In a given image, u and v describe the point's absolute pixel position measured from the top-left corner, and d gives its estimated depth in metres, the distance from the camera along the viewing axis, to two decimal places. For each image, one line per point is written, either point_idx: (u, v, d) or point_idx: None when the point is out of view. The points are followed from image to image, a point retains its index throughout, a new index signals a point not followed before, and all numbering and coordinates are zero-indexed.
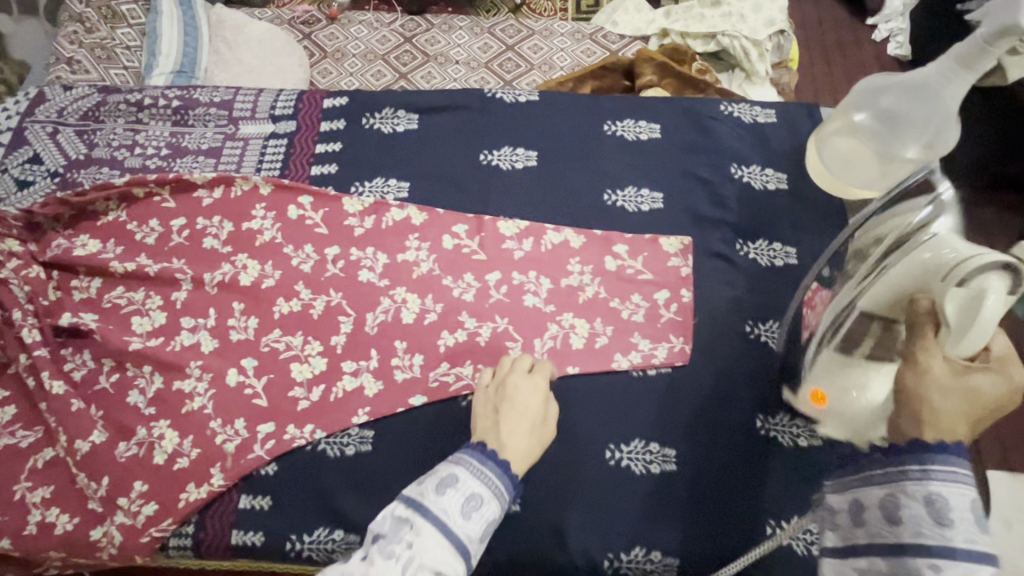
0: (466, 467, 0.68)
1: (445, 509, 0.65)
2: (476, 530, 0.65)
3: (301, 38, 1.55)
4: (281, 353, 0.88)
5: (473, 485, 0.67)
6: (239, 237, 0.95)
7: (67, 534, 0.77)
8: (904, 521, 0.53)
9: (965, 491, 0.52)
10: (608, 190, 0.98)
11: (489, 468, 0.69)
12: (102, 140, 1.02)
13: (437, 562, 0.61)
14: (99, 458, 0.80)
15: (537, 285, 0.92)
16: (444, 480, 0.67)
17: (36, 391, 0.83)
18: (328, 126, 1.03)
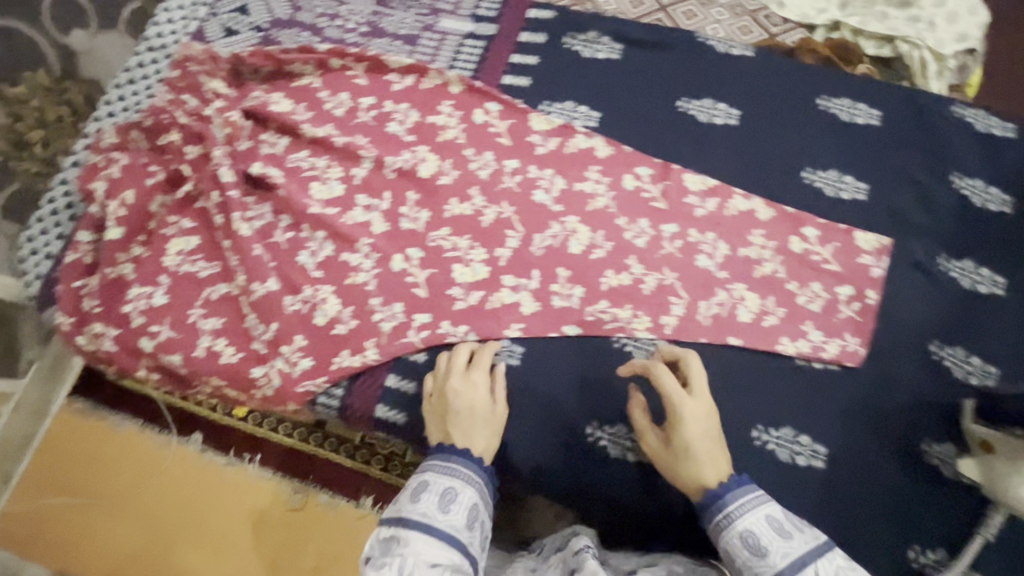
0: (435, 471, 0.68)
1: (424, 511, 0.63)
2: (463, 519, 0.64)
3: None
4: (445, 251, 0.88)
5: (446, 482, 0.66)
6: (422, 129, 0.95)
7: (231, 365, 0.82)
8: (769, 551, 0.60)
9: (757, 516, 0.63)
10: (808, 168, 0.91)
11: (462, 465, 0.69)
12: (307, 6, 1.03)
13: (434, 558, 0.60)
14: (271, 304, 0.84)
15: (713, 248, 0.87)
16: (416, 489, 0.66)
17: (221, 227, 0.87)
18: (528, 38, 0.99)
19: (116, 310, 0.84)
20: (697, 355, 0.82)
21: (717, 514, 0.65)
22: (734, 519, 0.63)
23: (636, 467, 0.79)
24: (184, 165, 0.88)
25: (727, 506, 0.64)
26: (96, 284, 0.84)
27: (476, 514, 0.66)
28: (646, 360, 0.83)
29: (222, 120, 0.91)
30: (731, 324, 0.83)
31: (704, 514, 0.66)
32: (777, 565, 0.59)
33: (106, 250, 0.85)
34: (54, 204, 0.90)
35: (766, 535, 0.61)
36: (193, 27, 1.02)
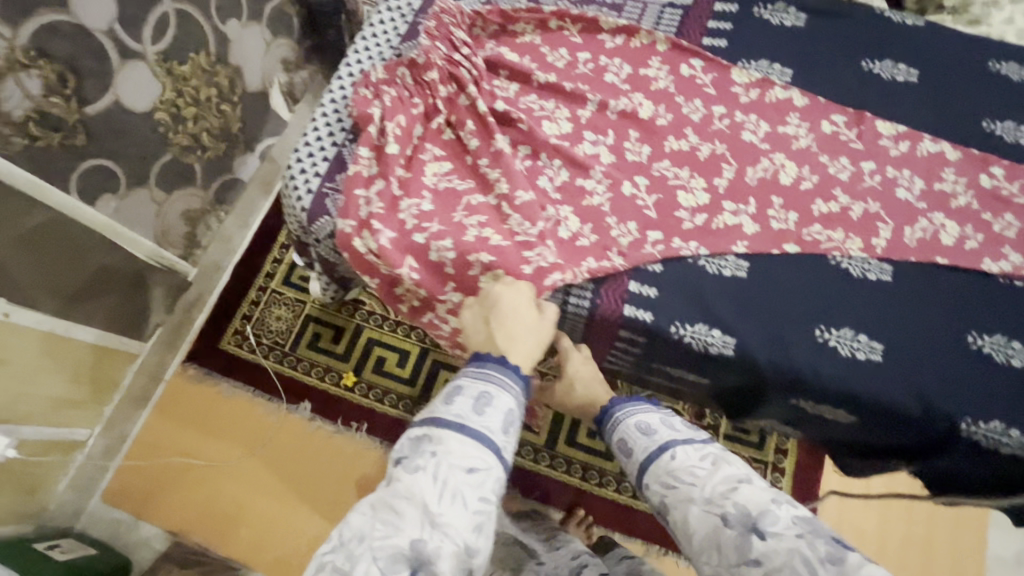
0: (473, 379, 0.74)
1: (461, 415, 0.69)
2: (497, 422, 0.71)
3: None
4: (669, 179, 0.99)
5: (476, 387, 0.73)
6: (636, 80, 1.07)
7: (499, 248, 0.90)
8: (637, 449, 0.81)
9: (633, 422, 0.84)
10: (987, 119, 1.03)
11: (504, 375, 0.76)
12: None
13: (467, 459, 0.66)
14: (529, 213, 0.93)
15: (911, 183, 0.98)
16: (452, 393, 0.72)
17: (475, 151, 0.98)
18: (722, 7, 1.13)
19: (393, 216, 0.93)
20: (905, 272, 0.92)
21: (609, 429, 0.87)
22: (617, 425, 0.86)
23: (866, 365, 0.87)
24: (439, 100, 1.00)
25: (613, 425, 0.86)
26: (374, 193, 0.93)
27: (509, 419, 0.72)
28: (862, 276, 0.92)
29: (469, 63, 1.03)
30: (936, 245, 0.93)
31: (606, 431, 0.89)
32: (642, 456, 0.79)
33: (381, 165, 0.95)
34: (318, 133, 1.02)
35: (634, 437, 0.82)
36: None
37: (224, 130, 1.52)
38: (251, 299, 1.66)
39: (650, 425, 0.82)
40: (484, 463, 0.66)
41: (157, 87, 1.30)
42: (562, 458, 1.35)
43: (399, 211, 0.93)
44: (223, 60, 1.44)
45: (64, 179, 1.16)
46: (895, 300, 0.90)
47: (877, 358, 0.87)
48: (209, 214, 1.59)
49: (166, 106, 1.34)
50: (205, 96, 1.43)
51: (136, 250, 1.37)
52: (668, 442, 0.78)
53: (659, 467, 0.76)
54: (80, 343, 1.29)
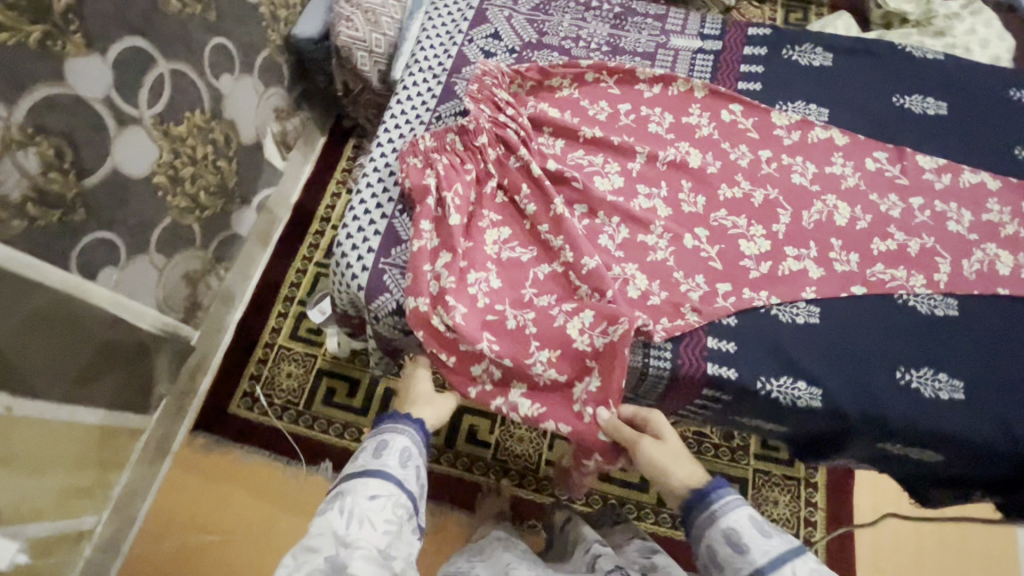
0: (388, 429, 0.78)
1: (387, 463, 0.73)
2: (396, 459, 0.74)
3: None
4: (728, 228, 0.99)
5: (405, 440, 0.77)
6: (679, 128, 1.07)
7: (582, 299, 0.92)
8: (749, 547, 0.67)
9: (741, 514, 0.70)
10: (1017, 147, 1.07)
11: (415, 431, 0.80)
12: (551, 30, 1.17)
13: (370, 490, 0.69)
14: (598, 276, 0.91)
15: (960, 216, 1.00)
16: (378, 445, 0.76)
17: (534, 215, 0.96)
18: (751, 50, 1.15)
19: (465, 291, 0.90)
20: (971, 305, 0.93)
21: (705, 511, 0.73)
22: (719, 515, 0.71)
23: (949, 404, 0.87)
24: (490, 164, 0.98)
25: (712, 506, 0.72)
26: (442, 267, 0.91)
27: (408, 455, 0.76)
28: (930, 312, 0.93)
29: (515, 124, 1.01)
30: (993, 275, 0.95)
31: (693, 514, 0.74)
32: (757, 561, 0.66)
33: (443, 237, 0.92)
34: (366, 205, 0.99)
35: (748, 533, 0.68)
36: (455, 51, 1.14)
37: (221, 187, 1.43)
38: (259, 357, 1.57)
39: (767, 525, 0.69)
40: (383, 495, 0.69)
41: (155, 150, 1.21)
42: (598, 494, 1.31)
43: (467, 284, 0.90)
44: (218, 115, 1.37)
45: (63, 259, 1.06)
46: (966, 335, 0.91)
47: (959, 396, 0.87)
48: (210, 273, 1.49)
49: (165, 168, 1.25)
50: (202, 152, 1.34)
51: (138, 320, 1.28)
52: (789, 556, 0.65)
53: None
54: (79, 423, 1.21)
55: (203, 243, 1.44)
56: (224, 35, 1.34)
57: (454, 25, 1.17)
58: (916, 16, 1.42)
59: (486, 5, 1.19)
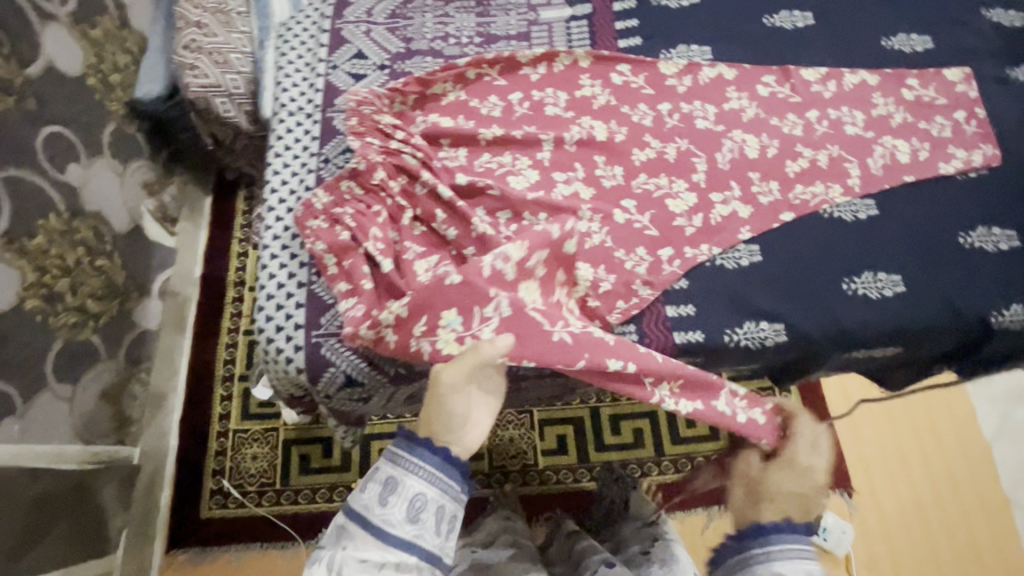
0: (399, 467, 0.68)
1: (391, 518, 0.65)
2: (403, 511, 0.66)
3: None
4: (653, 191, 0.97)
5: (417, 483, 0.67)
6: (577, 103, 1.04)
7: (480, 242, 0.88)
8: None
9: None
10: (884, 37, 1.11)
11: (440, 467, 0.69)
12: (416, 35, 1.09)
13: (362, 554, 0.64)
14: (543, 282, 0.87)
15: (853, 118, 1.04)
16: (388, 484, 0.67)
17: (457, 238, 0.90)
18: (621, 6, 1.12)
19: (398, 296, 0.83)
20: (886, 200, 0.98)
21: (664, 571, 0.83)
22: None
23: (896, 299, 0.91)
24: (398, 197, 0.91)
25: (771, 544, 0.68)
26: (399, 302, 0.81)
27: (419, 505, 0.67)
28: (856, 218, 0.96)
29: (410, 147, 0.93)
30: (895, 166, 1.00)
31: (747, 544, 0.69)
32: None
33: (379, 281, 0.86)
34: (278, 278, 0.89)
35: None
36: (321, 82, 1.04)
37: (109, 287, 1.28)
38: (215, 451, 1.44)
39: None
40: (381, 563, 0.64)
41: (19, 274, 1.03)
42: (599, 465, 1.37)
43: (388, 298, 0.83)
44: (79, 212, 1.19)
45: None
46: (890, 229, 0.96)
47: (902, 289, 0.92)
48: (128, 380, 1.34)
49: (34, 289, 1.07)
50: (74, 259, 1.17)
51: (63, 462, 1.13)
52: None
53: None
54: None
55: (109, 354, 1.28)
56: (58, 123, 1.15)
57: (310, 54, 1.06)
58: None
59: (338, 23, 1.08)
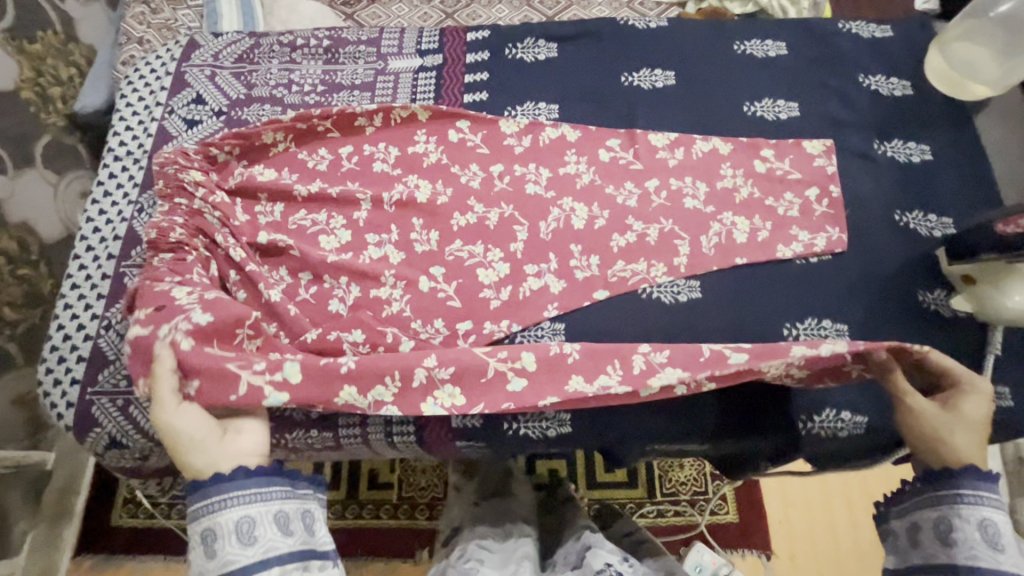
0: (203, 516, 0.68)
1: (258, 546, 0.67)
2: (270, 531, 0.68)
3: (347, 16, 1.73)
4: (465, 260, 0.93)
5: (234, 511, 0.68)
6: (406, 161, 1.01)
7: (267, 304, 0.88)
8: (959, 545, 0.68)
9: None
10: (747, 102, 1.05)
11: (248, 485, 0.69)
12: (259, 80, 1.07)
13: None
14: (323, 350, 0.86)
15: (696, 191, 0.98)
16: (205, 537, 0.68)
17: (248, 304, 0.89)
18: (473, 58, 1.09)
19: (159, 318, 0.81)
20: (712, 281, 0.92)
21: None
22: None
23: (699, 395, 0.86)
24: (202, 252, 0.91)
25: (981, 489, 0.69)
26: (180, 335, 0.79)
27: (284, 519, 0.69)
28: (674, 300, 0.91)
29: (210, 205, 0.93)
30: (729, 246, 0.94)
31: (953, 481, 0.70)
32: None
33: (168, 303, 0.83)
34: (67, 330, 0.89)
35: None
36: (154, 127, 1.03)
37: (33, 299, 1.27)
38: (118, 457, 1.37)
39: None
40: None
41: None
42: None
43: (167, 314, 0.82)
44: None
45: None
46: (708, 316, 0.90)
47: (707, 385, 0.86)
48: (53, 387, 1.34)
49: None
50: None
51: None
52: None
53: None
54: None
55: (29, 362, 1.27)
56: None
57: (151, 97, 1.06)
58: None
59: (183, 67, 1.08)
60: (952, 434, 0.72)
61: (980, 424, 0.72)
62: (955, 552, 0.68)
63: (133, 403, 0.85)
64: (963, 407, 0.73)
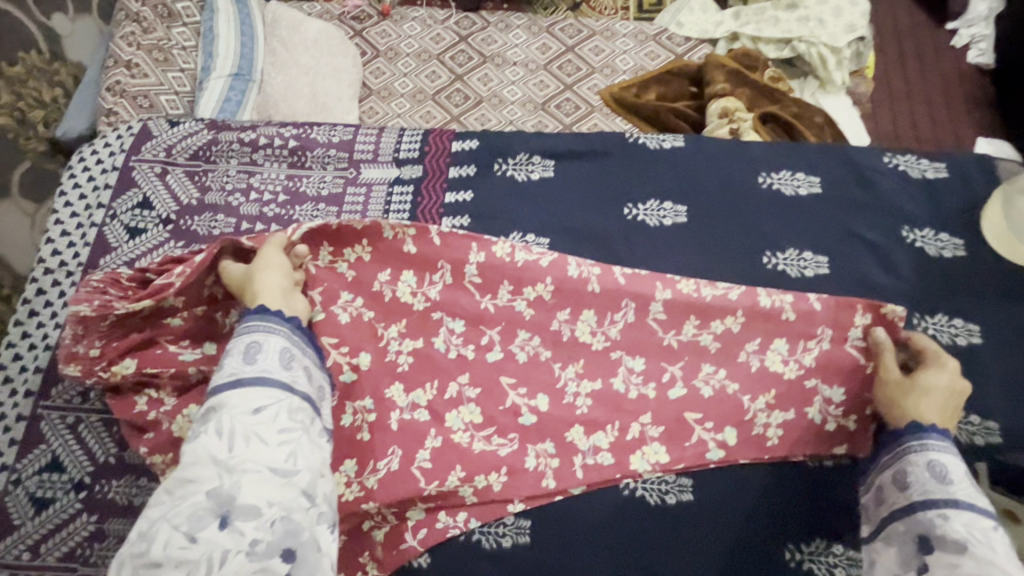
0: (256, 330, 0.64)
1: (269, 369, 0.61)
2: (279, 362, 0.63)
3: (353, 36, 1.58)
4: (418, 424, 0.81)
5: (282, 340, 0.65)
6: (384, 252, 0.86)
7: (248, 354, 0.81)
8: (911, 484, 0.66)
9: None
10: (768, 252, 0.90)
11: (285, 325, 0.67)
12: (215, 183, 0.95)
13: (259, 403, 0.59)
14: None
15: (697, 369, 0.84)
16: (249, 348, 0.63)
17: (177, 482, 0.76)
18: (457, 172, 0.96)
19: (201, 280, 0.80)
20: (707, 480, 0.79)
21: None
22: None
23: None
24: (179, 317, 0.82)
25: (928, 437, 0.67)
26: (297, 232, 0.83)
27: (296, 360, 0.65)
28: (661, 503, 0.78)
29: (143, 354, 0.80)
30: (731, 405, 0.82)
31: (897, 441, 0.70)
32: None
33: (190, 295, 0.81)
34: None
35: None
36: (92, 234, 0.92)
37: None
38: None
39: None
40: (267, 402, 0.59)
41: None
42: None
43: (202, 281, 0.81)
44: None
45: None
46: (696, 527, 0.77)
47: None
48: None
49: None
50: None
51: None
52: None
53: (976, 521, 0.60)
54: None
55: None
56: None
57: (93, 195, 0.95)
58: (693, 33, 1.63)
59: (131, 161, 0.97)
60: (911, 400, 0.71)
61: (945, 391, 0.70)
62: (911, 494, 0.66)
63: None
64: (929, 381, 0.71)
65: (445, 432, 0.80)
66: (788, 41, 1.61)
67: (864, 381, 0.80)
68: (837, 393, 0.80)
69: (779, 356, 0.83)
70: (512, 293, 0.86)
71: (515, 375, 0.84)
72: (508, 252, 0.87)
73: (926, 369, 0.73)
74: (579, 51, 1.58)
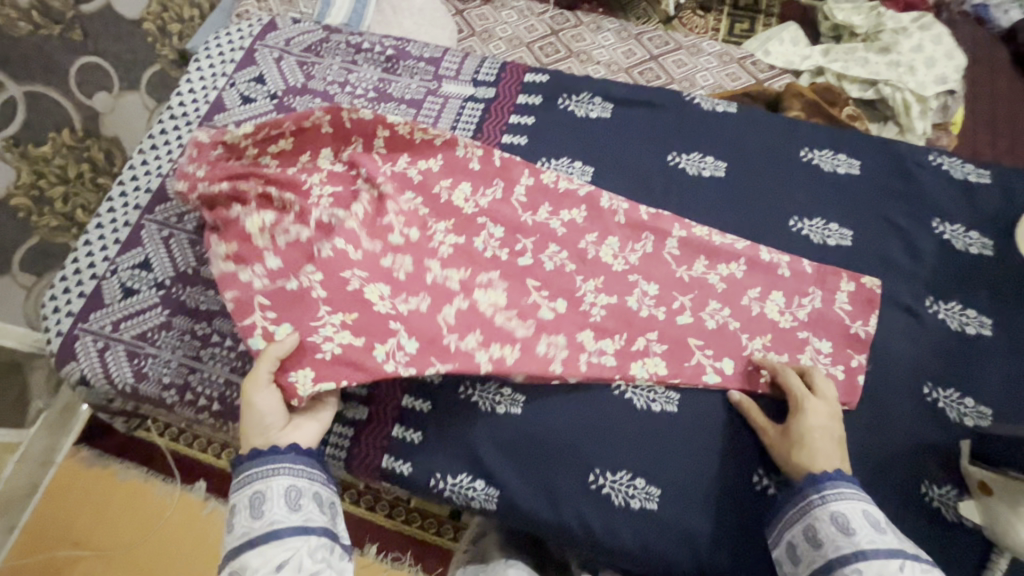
0: (256, 481, 0.73)
1: (273, 518, 0.71)
2: (281, 507, 0.71)
3: (455, 14, 1.74)
4: (443, 297, 0.89)
5: (285, 481, 0.74)
6: (450, 164, 0.99)
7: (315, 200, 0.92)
8: (824, 542, 0.69)
9: None
10: (795, 217, 0.95)
11: (294, 463, 0.75)
12: (319, 73, 1.11)
13: (278, 554, 0.68)
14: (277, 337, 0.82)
15: (704, 304, 0.90)
16: (254, 500, 0.72)
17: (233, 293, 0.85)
18: (525, 100, 1.07)
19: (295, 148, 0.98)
20: (695, 398, 0.85)
21: None
22: None
23: (639, 514, 0.80)
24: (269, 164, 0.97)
25: (823, 488, 0.71)
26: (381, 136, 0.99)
27: (296, 494, 0.73)
28: (647, 407, 0.85)
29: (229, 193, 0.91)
30: (732, 337, 0.88)
31: (799, 494, 0.73)
32: None
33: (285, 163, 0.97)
34: (79, 265, 0.96)
35: None
36: (213, 96, 1.09)
37: None
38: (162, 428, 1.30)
39: None
40: (290, 556, 0.68)
41: None
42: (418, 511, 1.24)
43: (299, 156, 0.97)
44: None
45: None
46: (673, 435, 0.83)
47: (651, 506, 0.80)
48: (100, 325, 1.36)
49: None
50: None
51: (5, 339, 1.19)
52: None
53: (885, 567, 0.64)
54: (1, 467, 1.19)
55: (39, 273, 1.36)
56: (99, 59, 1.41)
57: (220, 66, 1.12)
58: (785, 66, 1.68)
59: (256, 45, 1.14)
60: (796, 452, 0.76)
61: (822, 433, 0.76)
62: (825, 551, 0.69)
63: (110, 349, 0.90)
64: (804, 426, 0.77)
65: (469, 306, 0.88)
66: (872, 84, 1.64)
67: (850, 339, 0.86)
68: (825, 345, 0.86)
69: (778, 306, 0.89)
70: (551, 212, 0.96)
71: (540, 279, 0.92)
72: (554, 179, 0.98)
73: (798, 414, 0.78)
74: (665, 62, 1.66)
